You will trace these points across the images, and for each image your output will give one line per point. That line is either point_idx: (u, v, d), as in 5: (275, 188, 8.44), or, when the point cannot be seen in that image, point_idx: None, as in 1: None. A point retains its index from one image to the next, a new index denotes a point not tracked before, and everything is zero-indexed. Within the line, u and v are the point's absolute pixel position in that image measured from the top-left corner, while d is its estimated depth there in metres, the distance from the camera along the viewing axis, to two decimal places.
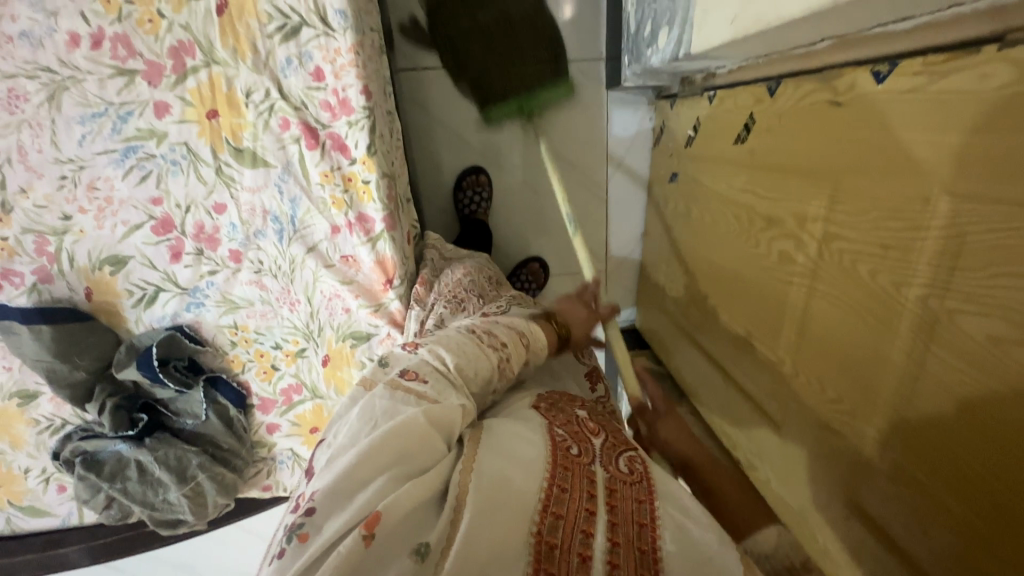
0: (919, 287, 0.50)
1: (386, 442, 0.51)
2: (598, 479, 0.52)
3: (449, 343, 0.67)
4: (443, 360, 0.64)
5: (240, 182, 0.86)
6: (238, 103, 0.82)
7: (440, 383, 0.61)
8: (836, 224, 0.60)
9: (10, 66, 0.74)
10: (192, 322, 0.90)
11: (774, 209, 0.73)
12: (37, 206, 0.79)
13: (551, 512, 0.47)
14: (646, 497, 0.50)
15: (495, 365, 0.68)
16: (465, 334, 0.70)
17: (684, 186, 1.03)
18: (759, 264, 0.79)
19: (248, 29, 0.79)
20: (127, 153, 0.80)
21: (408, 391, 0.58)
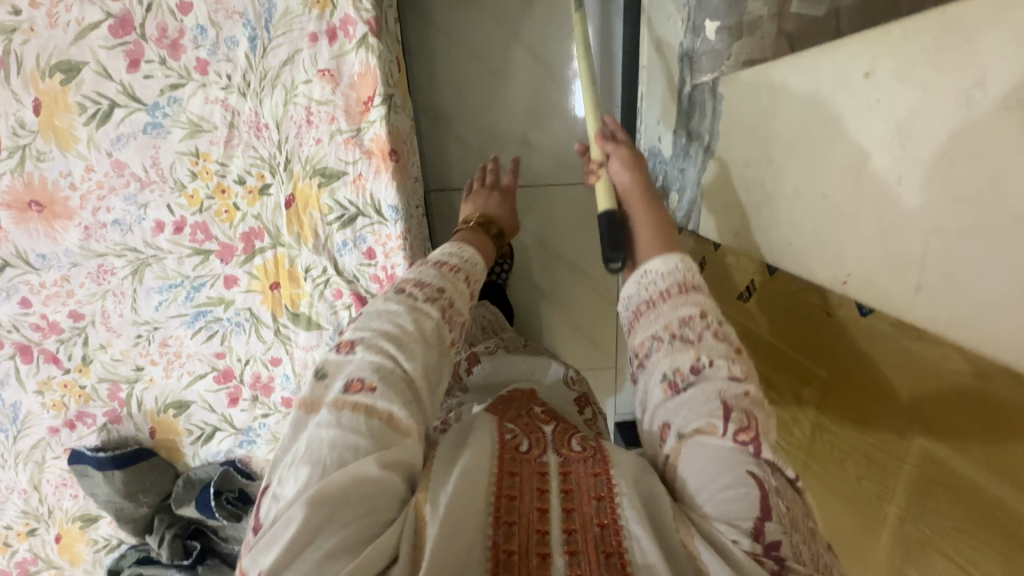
0: (954, 542, 0.54)
1: (347, 490, 0.39)
2: (552, 470, 0.45)
3: (389, 326, 0.50)
4: (387, 349, 0.48)
5: (295, 340, 0.90)
6: (298, 277, 0.87)
7: (394, 392, 0.45)
8: (935, 482, 0.56)
9: (102, 248, 0.84)
10: (244, 456, 0.97)
11: (897, 445, 0.60)
12: (114, 359, 0.90)
13: (505, 520, 0.40)
14: (602, 471, 0.44)
15: (444, 322, 0.52)
16: (407, 309, 0.51)
17: (769, 343, 0.88)
18: (848, 478, 0.70)
19: (311, 219, 0.84)
20: (196, 317, 0.88)
21: (356, 407, 0.43)
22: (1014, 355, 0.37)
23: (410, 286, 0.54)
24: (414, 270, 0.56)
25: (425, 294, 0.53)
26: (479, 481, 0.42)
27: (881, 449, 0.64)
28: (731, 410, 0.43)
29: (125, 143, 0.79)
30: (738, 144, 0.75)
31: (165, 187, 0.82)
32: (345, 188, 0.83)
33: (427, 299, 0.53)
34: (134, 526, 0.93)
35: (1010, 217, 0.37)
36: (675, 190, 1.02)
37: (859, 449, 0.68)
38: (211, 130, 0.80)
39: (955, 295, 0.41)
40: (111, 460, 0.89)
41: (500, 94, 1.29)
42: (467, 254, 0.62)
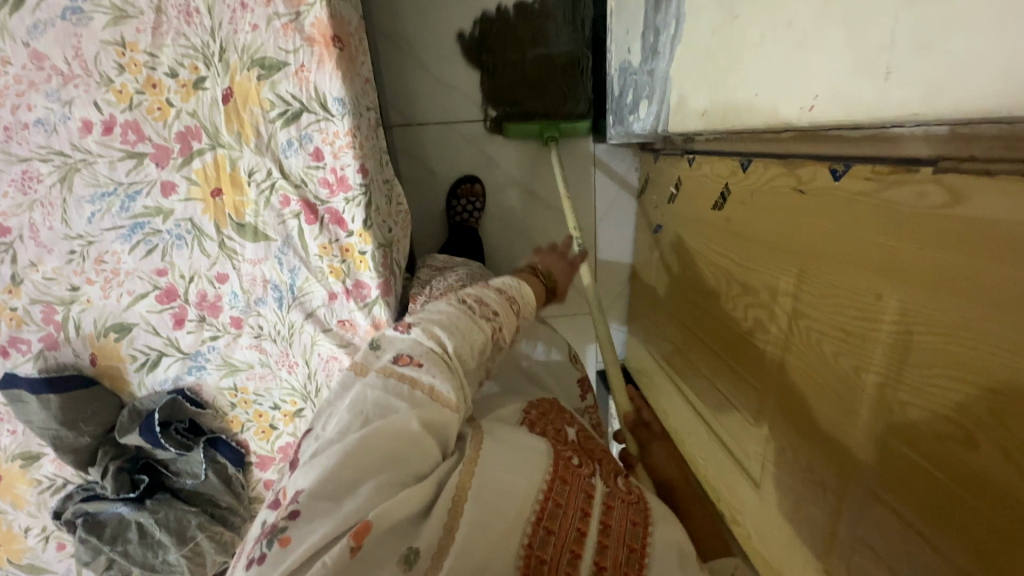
0: (932, 392, 0.50)
1: (389, 441, 0.41)
2: (598, 495, 0.46)
3: (443, 317, 0.54)
4: (441, 341, 0.51)
5: (241, 254, 0.84)
6: (241, 183, 0.81)
7: (438, 365, 0.48)
8: (911, 332, 0.52)
9: (26, 152, 0.78)
10: (193, 384, 0.91)
11: (876, 304, 0.56)
12: (46, 278, 0.84)
13: (544, 526, 0.41)
14: (643, 520, 0.44)
15: (487, 330, 0.56)
16: (461, 312, 0.55)
17: (744, 242, 0.84)
18: (825, 358, 0.65)
19: (252, 115, 0.78)
20: (133, 229, 0.82)
21: (402, 377, 0.46)
22: (992, 105, 0.32)
23: (470, 297, 0.58)
24: (472, 287, 0.61)
25: (480, 308, 0.57)
26: (527, 493, 0.43)
27: (857, 315, 0.59)
28: None
29: (42, 30, 0.73)
30: (703, 15, 0.70)
31: (91, 82, 0.76)
32: (287, 81, 0.77)
33: (480, 312, 0.56)
34: (76, 458, 0.86)
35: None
36: (645, 97, 0.97)
37: (835, 325, 0.63)
38: (138, 16, 0.74)
39: (926, 61, 0.36)
40: (46, 384, 0.82)
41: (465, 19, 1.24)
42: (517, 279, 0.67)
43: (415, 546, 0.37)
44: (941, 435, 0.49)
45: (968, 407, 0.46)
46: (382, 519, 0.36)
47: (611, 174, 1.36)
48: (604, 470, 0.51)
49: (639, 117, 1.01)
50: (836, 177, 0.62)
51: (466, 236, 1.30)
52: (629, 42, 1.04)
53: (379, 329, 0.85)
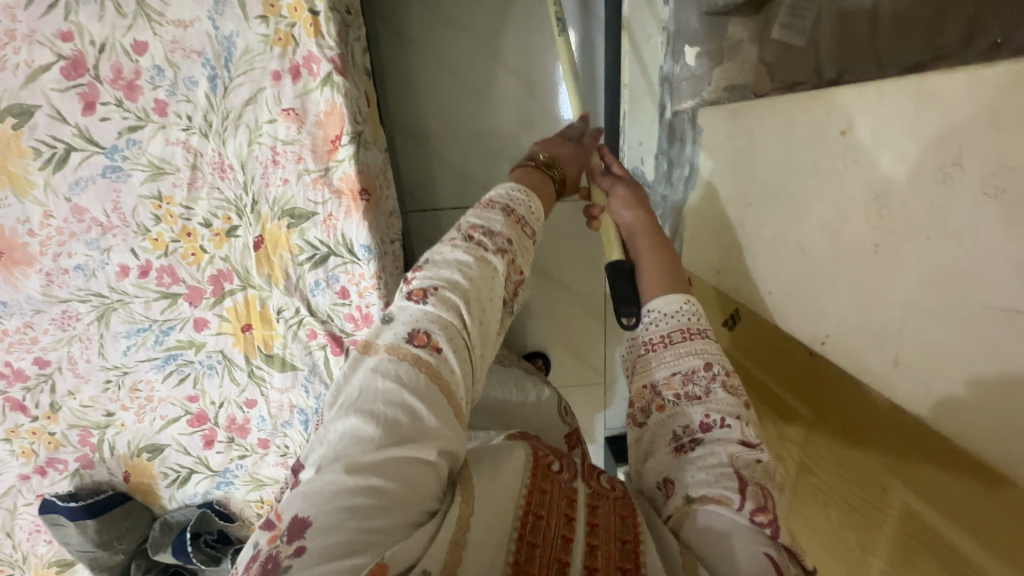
0: None
1: (399, 462, 0.38)
2: (580, 497, 0.46)
3: (458, 275, 0.49)
4: (455, 309, 0.46)
5: (270, 382, 0.88)
6: (270, 318, 0.85)
7: (457, 345, 0.45)
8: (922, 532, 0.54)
9: (66, 294, 0.81)
10: (222, 497, 0.95)
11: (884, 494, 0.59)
12: (84, 405, 0.87)
13: (528, 541, 0.40)
14: (629, 513, 0.45)
15: (503, 273, 0.52)
16: (475, 260, 0.50)
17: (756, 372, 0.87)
18: (836, 522, 0.68)
19: (281, 260, 0.81)
20: (166, 360, 0.86)
21: (420, 359, 0.43)
22: (997, 450, 0.35)
23: (479, 236, 0.52)
24: (479, 216, 0.54)
25: (492, 251, 0.52)
26: (505, 511, 0.42)
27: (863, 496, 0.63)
28: (747, 486, 0.43)
29: (83, 186, 0.76)
30: (718, 180, 0.73)
31: (128, 231, 0.79)
32: (315, 228, 0.80)
33: (496, 249, 0.52)
34: (111, 573, 0.91)
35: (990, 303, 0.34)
36: (658, 217, 1.00)
37: (843, 496, 0.67)
38: (173, 172, 0.77)
39: (937, 376, 0.39)
40: (83, 509, 0.86)
41: (481, 113, 1.26)
42: (528, 193, 0.61)
43: (427, 567, 0.35)
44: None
45: None
46: (396, 560, 0.35)
47: None
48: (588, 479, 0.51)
49: None
50: None
51: None
52: (642, 153, 1.06)
53: None
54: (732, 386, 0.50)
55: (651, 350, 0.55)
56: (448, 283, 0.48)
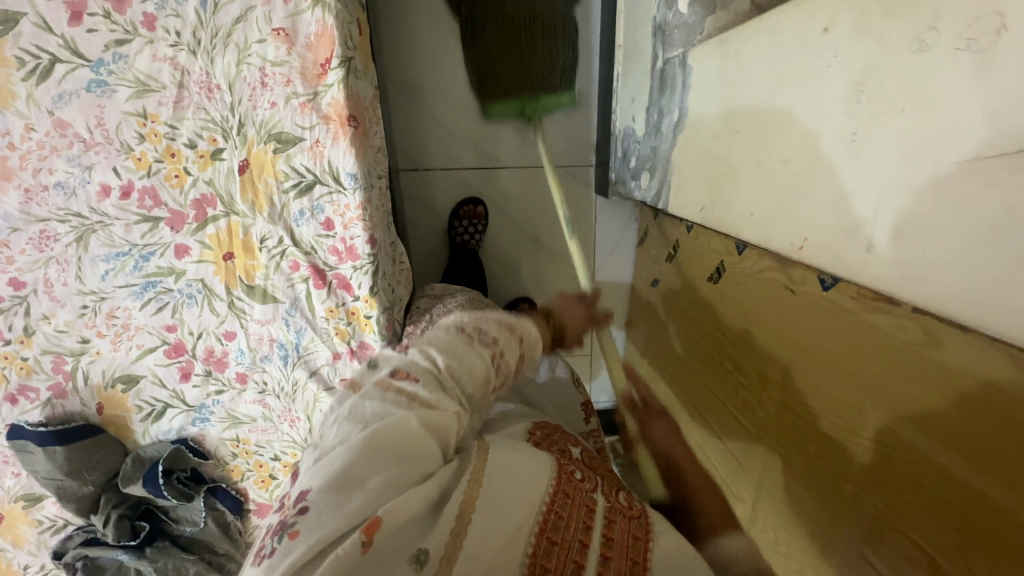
0: (900, 500, 0.54)
1: (387, 440, 0.40)
2: (599, 507, 0.44)
3: (444, 342, 0.48)
4: (437, 361, 0.46)
5: (250, 314, 0.87)
6: (252, 247, 0.84)
7: (434, 384, 0.44)
8: (887, 443, 0.55)
9: (44, 212, 0.80)
10: (197, 434, 0.93)
11: (857, 416, 0.60)
12: (58, 331, 0.86)
13: (547, 536, 0.40)
14: (644, 534, 0.43)
15: (486, 365, 0.47)
16: (456, 338, 0.48)
17: (737, 320, 0.87)
18: (808, 445, 0.69)
19: (266, 186, 0.81)
20: (145, 287, 0.84)
21: (400, 391, 0.43)
22: (962, 311, 0.35)
23: (466, 322, 0.50)
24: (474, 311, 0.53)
25: (480, 337, 0.49)
26: None
27: (836, 422, 0.63)
28: None
29: (67, 100, 0.75)
30: (705, 116, 0.73)
31: (111, 149, 0.78)
32: (302, 154, 0.79)
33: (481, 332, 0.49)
34: (79, 506, 0.89)
35: (961, 159, 0.35)
36: (647, 170, 1.00)
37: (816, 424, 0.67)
38: (160, 90, 0.76)
39: (908, 248, 0.39)
40: (53, 435, 0.85)
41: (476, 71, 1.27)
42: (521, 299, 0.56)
43: (427, 546, 0.37)
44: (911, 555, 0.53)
45: (938, 538, 0.50)
46: (394, 514, 0.36)
47: (611, 225, 1.38)
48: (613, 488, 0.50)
49: (641, 186, 1.04)
50: (824, 287, 0.65)
51: (466, 257, 1.32)
52: (634, 110, 1.07)
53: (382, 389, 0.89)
54: None
55: None
56: (433, 351, 0.47)
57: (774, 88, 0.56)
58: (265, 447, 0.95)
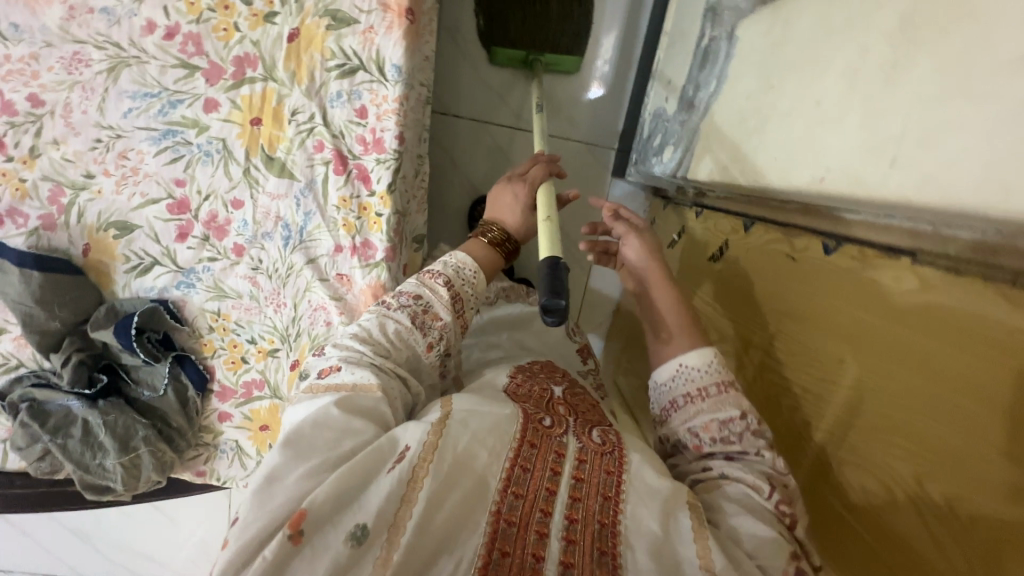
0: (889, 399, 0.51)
1: (313, 437, 0.48)
2: (568, 453, 0.52)
3: (362, 331, 0.60)
4: (356, 348, 0.58)
5: (263, 185, 0.86)
6: (282, 119, 0.84)
7: (357, 365, 0.56)
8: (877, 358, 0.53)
9: (83, 34, 0.79)
10: (178, 299, 0.91)
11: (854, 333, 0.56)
12: (65, 159, 0.84)
13: (512, 492, 0.47)
14: (615, 470, 0.51)
15: (414, 327, 0.61)
16: (377, 317, 0.62)
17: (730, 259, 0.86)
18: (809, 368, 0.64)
19: (311, 60, 0.81)
20: (165, 134, 0.83)
21: (326, 384, 0.55)
22: (975, 201, 0.39)
23: (389, 297, 0.64)
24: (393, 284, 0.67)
25: (400, 307, 0.62)
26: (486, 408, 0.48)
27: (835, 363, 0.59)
28: (773, 484, 0.52)
29: None
30: (744, 80, 0.77)
31: None
32: (353, 37, 0.80)
33: (399, 307, 0.62)
34: (41, 340, 0.86)
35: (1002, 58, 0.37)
36: (672, 144, 1.04)
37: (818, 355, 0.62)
38: None
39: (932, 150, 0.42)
40: (34, 259, 0.83)
41: None
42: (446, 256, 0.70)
43: (364, 521, 0.43)
44: (916, 507, 0.47)
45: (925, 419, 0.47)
46: (315, 507, 0.43)
47: None
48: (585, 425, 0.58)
49: (663, 160, 1.09)
50: (827, 251, 0.61)
51: None
52: (669, 90, 1.11)
53: (376, 291, 0.88)
54: (760, 432, 0.55)
55: (684, 402, 0.59)
56: (358, 336, 0.60)
57: (817, 39, 0.60)
58: (246, 329, 0.93)
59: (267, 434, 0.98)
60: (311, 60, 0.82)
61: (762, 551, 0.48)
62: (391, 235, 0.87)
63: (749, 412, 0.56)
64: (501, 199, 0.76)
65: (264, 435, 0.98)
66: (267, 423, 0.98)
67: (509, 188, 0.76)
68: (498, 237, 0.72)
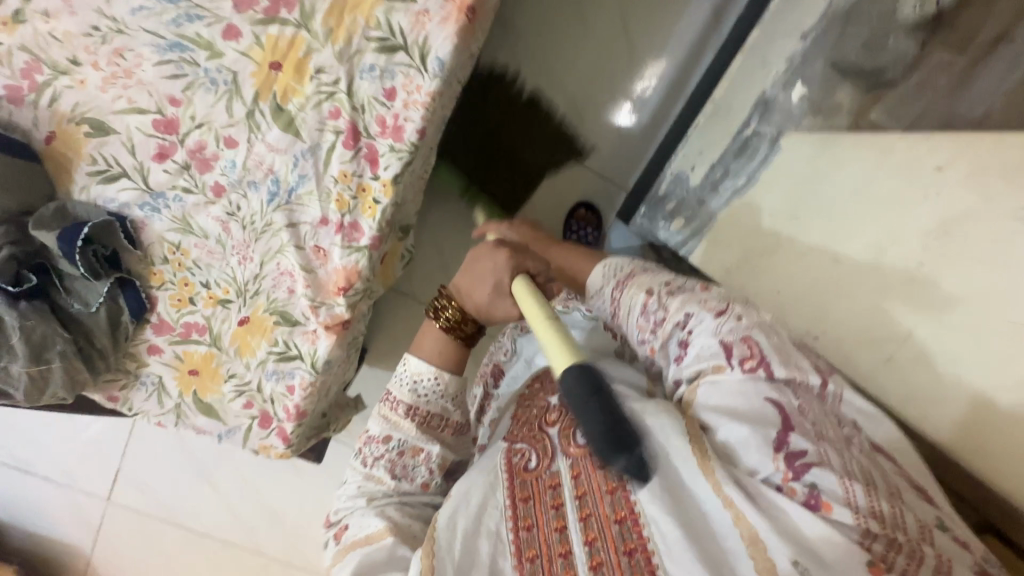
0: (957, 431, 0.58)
1: None
2: (563, 480, 0.53)
3: (356, 492, 0.62)
4: (360, 505, 0.61)
5: (263, 134, 0.80)
6: (304, 73, 0.78)
7: (361, 522, 0.59)
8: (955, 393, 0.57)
9: None
10: (138, 220, 0.85)
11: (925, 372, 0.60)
12: (52, 35, 0.75)
13: (529, 556, 0.50)
14: (609, 460, 0.50)
15: (402, 470, 0.62)
16: (362, 476, 0.63)
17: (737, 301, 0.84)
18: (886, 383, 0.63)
19: (353, 23, 0.75)
20: (173, 47, 0.76)
21: (344, 548, 0.58)
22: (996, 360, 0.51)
23: (364, 448, 0.63)
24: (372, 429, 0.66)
25: (375, 460, 0.62)
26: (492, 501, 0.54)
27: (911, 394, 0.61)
28: (731, 348, 0.49)
29: None
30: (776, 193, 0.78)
31: None
32: (405, 14, 0.75)
33: (380, 461, 0.62)
34: None
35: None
36: (684, 216, 1.07)
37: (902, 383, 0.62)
38: None
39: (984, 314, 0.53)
40: None
41: (573, 61, 1.27)
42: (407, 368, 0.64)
43: None
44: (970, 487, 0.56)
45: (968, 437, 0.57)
46: None
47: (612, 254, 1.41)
48: (570, 424, 0.56)
49: (670, 227, 1.10)
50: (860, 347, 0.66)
51: None
52: (698, 159, 1.06)
53: (349, 275, 0.86)
54: (674, 289, 0.58)
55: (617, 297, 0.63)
56: (359, 491, 0.63)
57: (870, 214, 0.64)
58: (203, 271, 0.88)
59: (194, 379, 0.94)
60: (352, 24, 0.76)
61: (753, 457, 0.44)
62: (378, 226, 0.83)
63: (650, 292, 0.59)
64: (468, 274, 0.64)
65: (191, 380, 0.94)
66: (196, 370, 0.94)
67: (486, 255, 0.63)
68: (454, 317, 0.64)
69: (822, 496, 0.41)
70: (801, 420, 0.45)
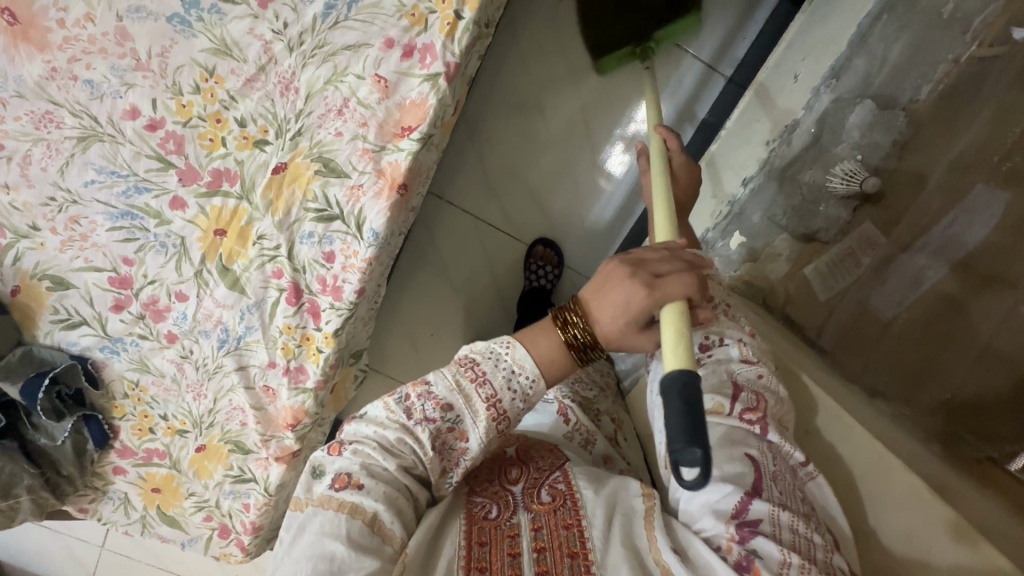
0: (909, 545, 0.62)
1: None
2: (522, 530, 0.49)
3: (382, 436, 0.50)
4: (397, 449, 0.50)
5: (211, 290, 0.85)
6: (247, 238, 0.82)
7: (381, 488, 0.47)
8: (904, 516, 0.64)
9: (59, 97, 0.74)
10: (99, 360, 0.90)
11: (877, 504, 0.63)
12: (13, 206, 0.80)
13: None
14: (574, 521, 0.49)
15: (434, 455, 0.50)
16: (398, 430, 0.50)
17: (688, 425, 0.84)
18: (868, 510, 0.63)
19: (291, 195, 0.79)
20: (124, 215, 0.81)
21: (342, 503, 0.46)
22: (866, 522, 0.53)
23: (415, 400, 0.51)
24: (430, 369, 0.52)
25: (423, 419, 0.50)
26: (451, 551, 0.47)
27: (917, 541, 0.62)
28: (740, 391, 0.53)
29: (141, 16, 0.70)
30: None
31: (159, 82, 0.74)
32: (340, 188, 0.78)
33: (422, 422, 0.50)
34: None
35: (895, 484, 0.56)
36: None
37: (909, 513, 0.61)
38: (239, 61, 0.73)
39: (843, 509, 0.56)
40: None
41: (541, 163, 1.26)
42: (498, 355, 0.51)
43: None
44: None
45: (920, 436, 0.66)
46: None
47: None
48: (535, 483, 0.55)
49: None
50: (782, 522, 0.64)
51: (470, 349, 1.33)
52: None
53: (296, 415, 0.90)
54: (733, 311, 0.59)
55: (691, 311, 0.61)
56: (382, 441, 0.50)
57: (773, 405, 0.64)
58: (161, 404, 0.93)
59: (157, 496, 1.00)
60: (290, 197, 0.79)
61: (707, 523, 0.46)
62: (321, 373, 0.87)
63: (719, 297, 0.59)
64: (610, 298, 0.50)
65: (153, 497, 1.00)
66: (159, 486, 1.00)
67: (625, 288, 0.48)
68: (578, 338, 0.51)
69: (755, 561, 0.42)
70: (770, 484, 0.46)
